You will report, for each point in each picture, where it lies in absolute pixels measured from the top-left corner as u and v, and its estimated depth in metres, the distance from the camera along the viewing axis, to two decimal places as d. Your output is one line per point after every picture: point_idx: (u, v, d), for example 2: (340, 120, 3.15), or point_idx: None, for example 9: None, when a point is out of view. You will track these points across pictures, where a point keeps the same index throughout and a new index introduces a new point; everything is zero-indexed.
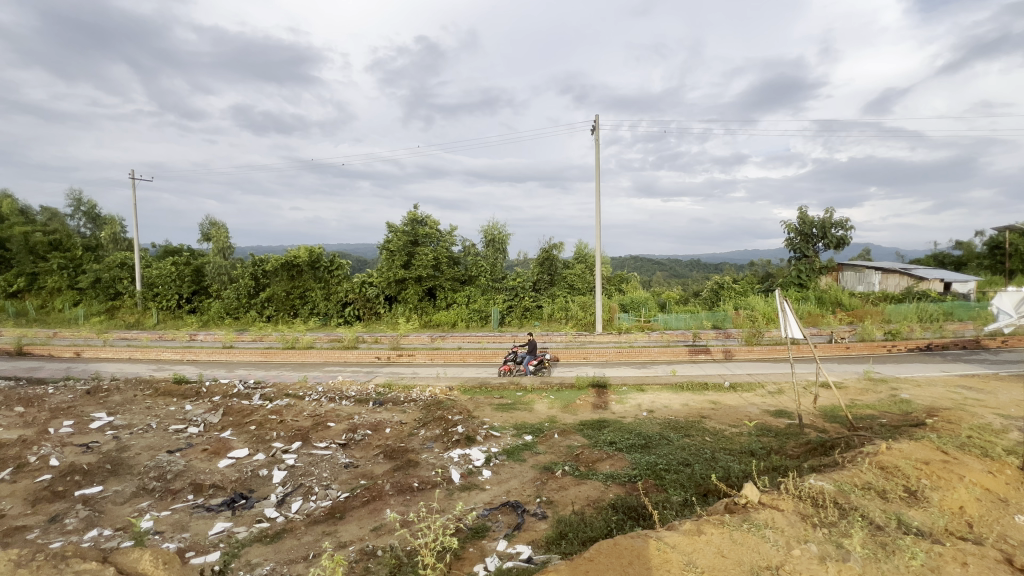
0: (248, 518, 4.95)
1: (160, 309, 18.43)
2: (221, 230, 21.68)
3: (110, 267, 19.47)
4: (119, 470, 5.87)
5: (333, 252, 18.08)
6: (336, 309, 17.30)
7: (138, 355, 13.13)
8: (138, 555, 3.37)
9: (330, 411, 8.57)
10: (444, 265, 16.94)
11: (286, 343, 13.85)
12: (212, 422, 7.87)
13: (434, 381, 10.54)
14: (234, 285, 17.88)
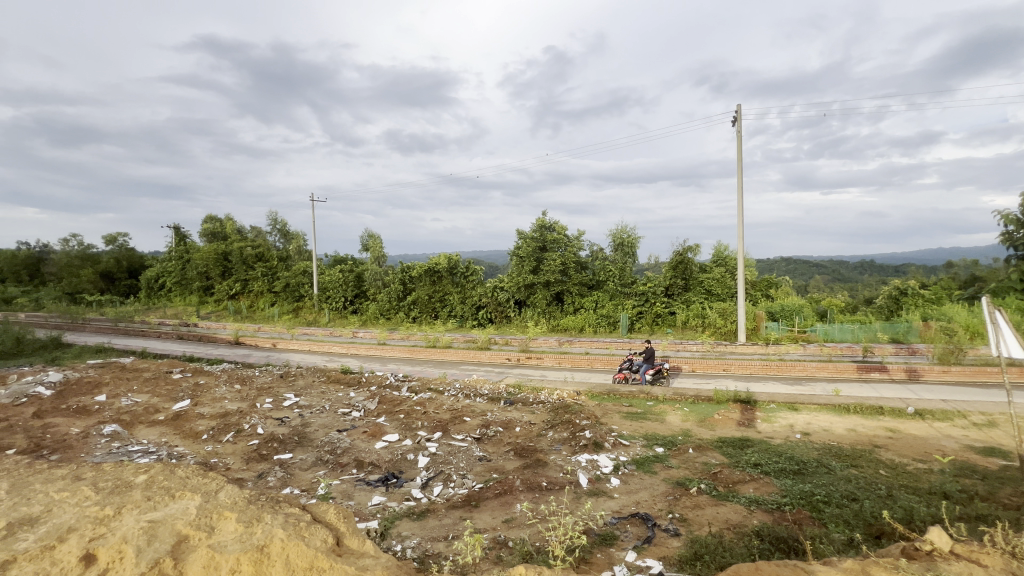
0: (398, 495, 5.61)
1: (331, 310, 21.80)
2: (378, 241, 24.85)
3: (296, 273, 23.67)
4: (304, 442, 7.13)
5: (469, 259, 19.50)
6: (471, 312, 18.51)
7: (315, 347, 15.71)
8: (325, 508, 3.77)
9: (466, 406, 9.27)
10: (571, 270, 17.06)
11: (428, 342, 15.30)
12: (370, 408, 9.09)
13: (561, 385, 10.70)
14: (388, 289, 20.35)
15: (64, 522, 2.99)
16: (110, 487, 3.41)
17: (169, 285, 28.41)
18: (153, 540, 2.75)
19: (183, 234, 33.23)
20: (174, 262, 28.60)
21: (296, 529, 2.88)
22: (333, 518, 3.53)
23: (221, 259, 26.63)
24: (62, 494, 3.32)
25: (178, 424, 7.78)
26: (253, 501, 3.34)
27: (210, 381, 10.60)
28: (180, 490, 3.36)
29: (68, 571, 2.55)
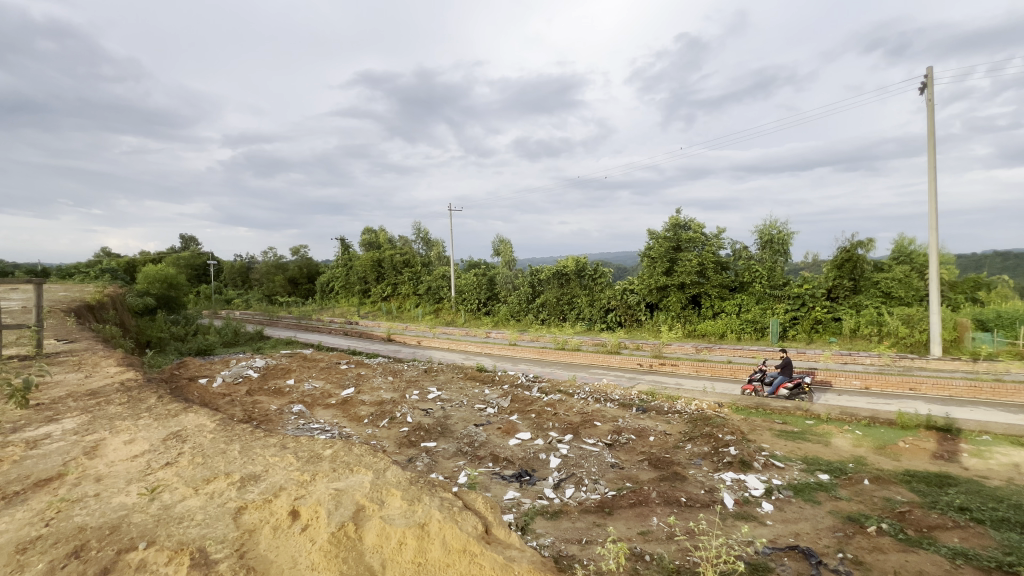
0: (531, 492, 5.77)
1: (467, 311, 23.37)
2: (508, 246, 25.98)
3: (437, 277, 25.94)
4: (445, 433, 7.75)
5: (597, 262, 19.24)
6: (600, 315, 18.23)
7: (453, 346, 17.00)
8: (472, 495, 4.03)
9: (597, 410, 9.15)
10: (710, 271, 15.75)
11: (558, 344, 15.49)
12: (503, 405, 9.51)
13: (700, 395, 9.93)
14: (518, 292, 21.13)
15: (276, 481, 3.31)
16: (307, 456, 3.74)
17: (337, 288, 33.32)
18: (339, 506, 2.99)
19: (347, 244, 38.73)
20: (340, 269, 33.50)
21: (449, 513, 3.06)
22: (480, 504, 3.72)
23: (376, 266, 30.40)
24: (273, 457, 3.68)
25: (345, 408, 9.07)
26: (415, 483, 3.59)
27: (368, 372, 12.17)
28: (356, 465, 3.64)
29: (280, 522, 2.82)
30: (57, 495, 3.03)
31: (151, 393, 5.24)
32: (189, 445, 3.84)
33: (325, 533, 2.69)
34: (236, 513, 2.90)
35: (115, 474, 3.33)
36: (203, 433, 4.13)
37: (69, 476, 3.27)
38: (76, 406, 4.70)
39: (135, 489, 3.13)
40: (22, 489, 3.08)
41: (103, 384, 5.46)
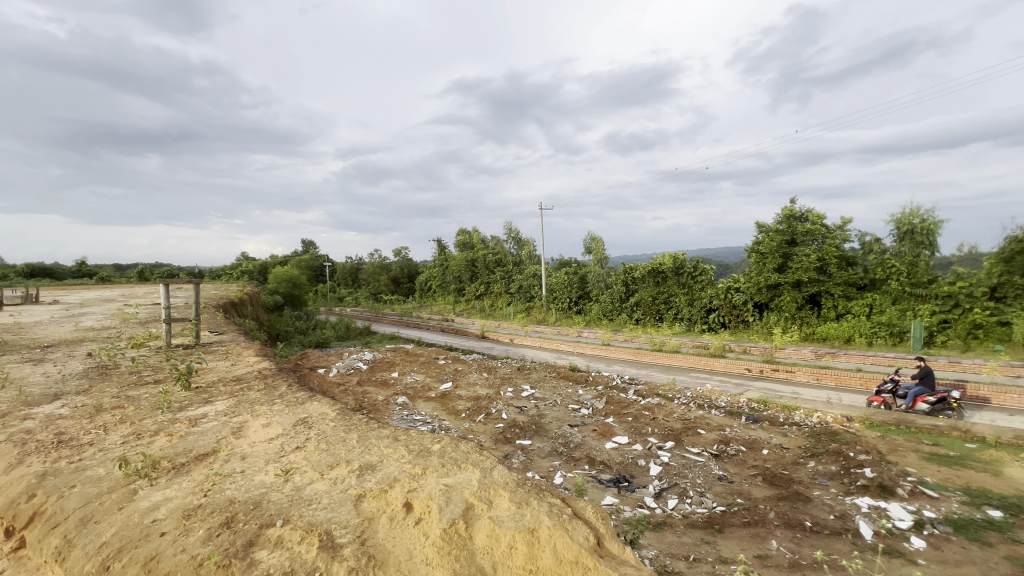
0: (631, 500, 5.52)
1: (558, 310, 23.27)
2: (600, 244, 25.42)
3: (528, 276, 26.17)
4: (540, 431, 7.73)
5: (697, 258, 18.01)
6: (701, 315, 17.05)
7: (545, 344, 17.00)
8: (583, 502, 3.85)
9: (700, 418, 8.53)
10: (833, 267, 13.96)
11: (654, 345, 14.77)
12: (598, 407, 9.26)
13: (824, 406, 8.81)
14: (610, 290, 20.55)
15: (391, 472, 3.49)
16: (417, 449, 3.90)
17: (434, 286, 35.10)
18: (449, 502, 3.07)
19: (443, 245, 40.62)
20: (437, 269, 35.26)
21: (559, 520, 2.99)
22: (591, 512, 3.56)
23: (470, 265, 31.55)
24: (387, 449, 3.89)
25: (444, 402, 9.47)
26: (521, 485, 3.56)
27: (465, 368, 12.60)
28: (464, 462, 3.72)
29: (395, 513, 2.96)
30: (213, 469, 3.48)
31: (281, 381, 5.88)
32: (315, 432, 4.22)
33: (438, 529, 2.77)
34: (357, 500, 3.10)
35: (256, 454, 3.76)
36: (326, 420, 4.52)
37: (221, 452, 3.75)
38: (226, 390, 5.42)
39: (272, 469, 3.49)
40: (187, 461, 3.59)
41: (245, 371, 6.25)
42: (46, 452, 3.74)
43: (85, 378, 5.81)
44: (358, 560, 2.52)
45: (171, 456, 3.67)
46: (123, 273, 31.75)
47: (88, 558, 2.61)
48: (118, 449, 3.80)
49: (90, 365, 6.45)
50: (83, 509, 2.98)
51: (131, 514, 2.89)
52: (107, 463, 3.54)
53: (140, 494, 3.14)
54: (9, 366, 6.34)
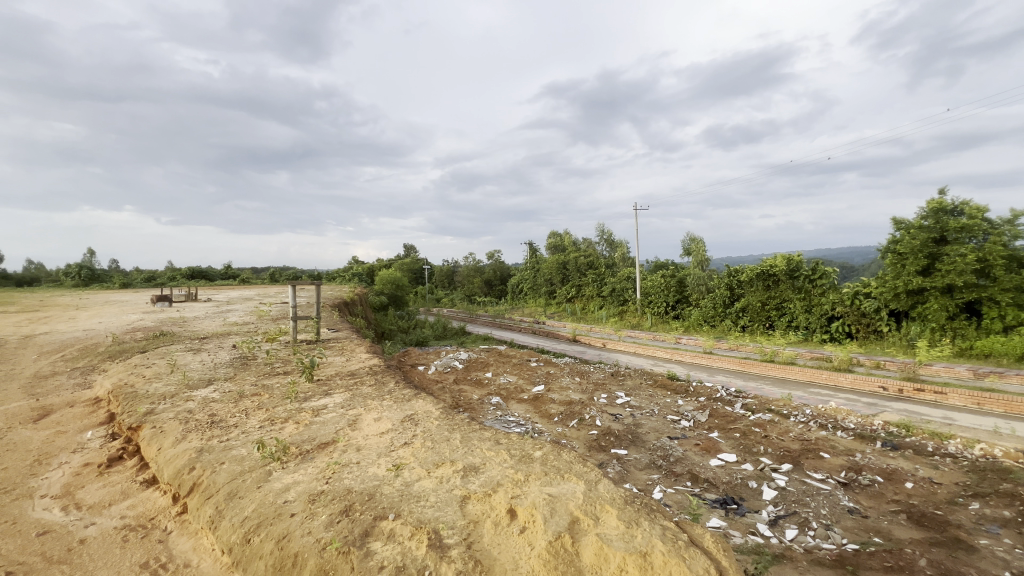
0: (741, 525, 5.01)
1: (653, 315, 22.23)
2: (701, 244, 23.85)
3: (622, 279, 25.39)
4: (636, 442, 7.38)
5: (817, 259, 16.04)
6: (821, 323, 15.17)
7: (640, 350, 16.32)
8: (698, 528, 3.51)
9: (823, 439, 7.54)
10: (998, 270, 11.62)
11: (764, 355, 13.45)
12: (701, 420, 8.63)
13: (989, 437, 7.31)
14: (712, 294, 19.16)
15: (493, 476, 3.52)
16: (519, 455, 3.90)
17: (525, 289, 35.50)
18: (554, 513, 3.02)
19: (535, 248, 40.96)
20: (529, 271, 35.64)
21: (674, 546, 2.77)
22: (710, 542, 3.23)
23: (562, 268, 31.43)
24: (489, 451, 3.94)
25: (537, 405, 9.45)
26: (627, 502, 3.39)
27: (557, 371, 12.50)
28: (567, 471, 3.63)
29: (500, 518, 2.98)
30: (333, 458, 3.79)
31: (389, 378, 6.27)
32: (420, 429, 4.42)
33: (543, 541, 2.73)
34: (462, 501, 3.17)
35: (369, 446, 4.02)
36: (430, 418, 4.72)
37: (339, 443, 4.07)
38: (342, 383, 5.92)
39: (384, 462, 3.71)
40: (311, 448, 3.95)
41: (357, 367, 6.78)
42: (203, 430, 4.36)
43: (231, 367, 6.72)
44: (465, 563, 2.57)
45: (298, 442, 4.06)
46: (259, 275, 36.59)
47: (234, 530, 2.98)
48: (257, 432, 4.31)
49: (234, 356, 7.45)
50: (231, 484, 3.41)
51: (267, 494, 3.24)
52: (248, 445, 4.02)
53: (274, 475, 3.51)
54: (176, 354, 7.56)
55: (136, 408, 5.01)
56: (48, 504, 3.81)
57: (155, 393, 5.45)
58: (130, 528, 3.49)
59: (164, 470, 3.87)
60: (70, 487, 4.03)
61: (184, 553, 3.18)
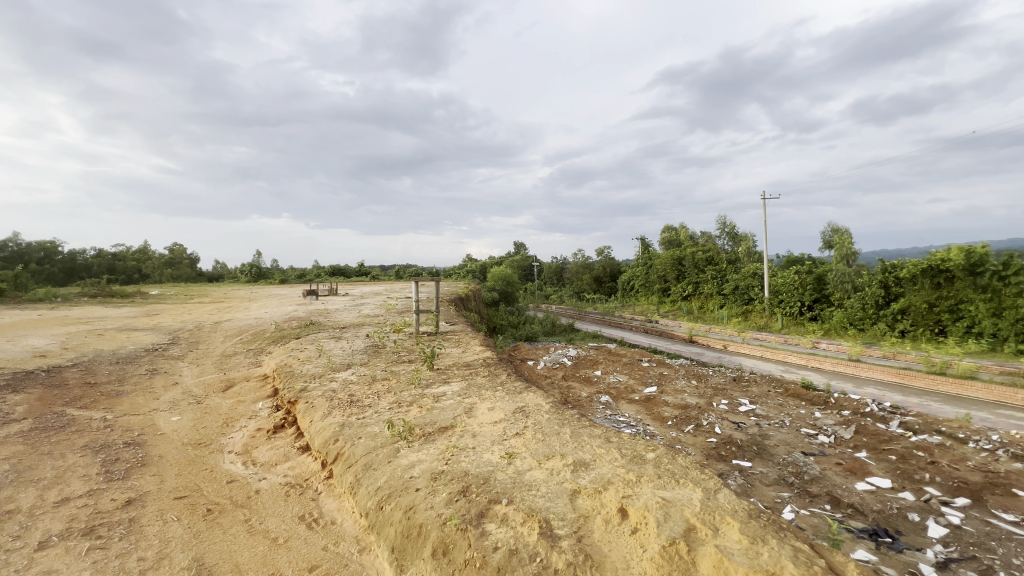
0: (897, 563, 4.29)
1: (784, 315, 19.91)
2: (845, 236, 20.77)
3: (746, 276, 23.21)
4: (763, 454, 6.72)
5: (1011, 250, 12.94)
6: (1016, 330, 12.26)
7: (768, 354, 14.77)
8: (842, 559, 3.09)
9: (1017, 474, 6.09)
10: None
11: (932, 366, 11.27)
12: (844, 436, 7.55)
13: None
14: (861, 294, 16.58)
15: (604, 473, 3.49)
16: (631, 455, 3.80)
17: (637, 286, 34.22)
18: (668, 518, 2.90)
19: (647, 243, 39.24)
20: (641, 268, 34.28)
21: (808, 571, 2.48)
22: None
23: (677, 264, 29.68)
24: (600, 449, 3.90)
25: (649, 406, 9.07)
26: (751, 517, 3.11)
27: (671, 373, 11.86)
28: (682, 477, 3.45)
29: (611, 516, 2.95)
30: (451, 441, 4.07)
31: (501, 370, 6.53)
32: (531, 421, 4.54)
33: (657, 544, 2.65)
34: (572, 495, 3.19)
35: (484, 434, 4.24)
36: (541, 411, 4.82)
37: (457, 428, 4.36)
38: (459, 373, 6.33)
39: (497, 450, 3.89)
40: (433, 431, 4.29)
41: (472, 358, 7.16)
42: (344, 408, 4.98)
43: (365, 353, 7.56)
44: (576, 556, 2.59)
45: (421, 425, 4.44)
46: (387, 272, 40.49)
47: (370, 496, 3.38)
48: (388, 413, 4.81)
49: (367, 344, 8.36)
50: (367, 457, 3.86)
51: (396, 468, 3.60)
52: (380, 423, 4.51)
53: (402, 452, 3.88)
54: (323, 341, 8.73)
55: (294, 385, 5.91)
56: (234, 459, 4.69)
57: (308, 373, 6.37)
58: (291, 485, 4.15)
59: (314, 439, 4.51)
60: (248, 447, 4.91)
61: (331, 512, 3.69)
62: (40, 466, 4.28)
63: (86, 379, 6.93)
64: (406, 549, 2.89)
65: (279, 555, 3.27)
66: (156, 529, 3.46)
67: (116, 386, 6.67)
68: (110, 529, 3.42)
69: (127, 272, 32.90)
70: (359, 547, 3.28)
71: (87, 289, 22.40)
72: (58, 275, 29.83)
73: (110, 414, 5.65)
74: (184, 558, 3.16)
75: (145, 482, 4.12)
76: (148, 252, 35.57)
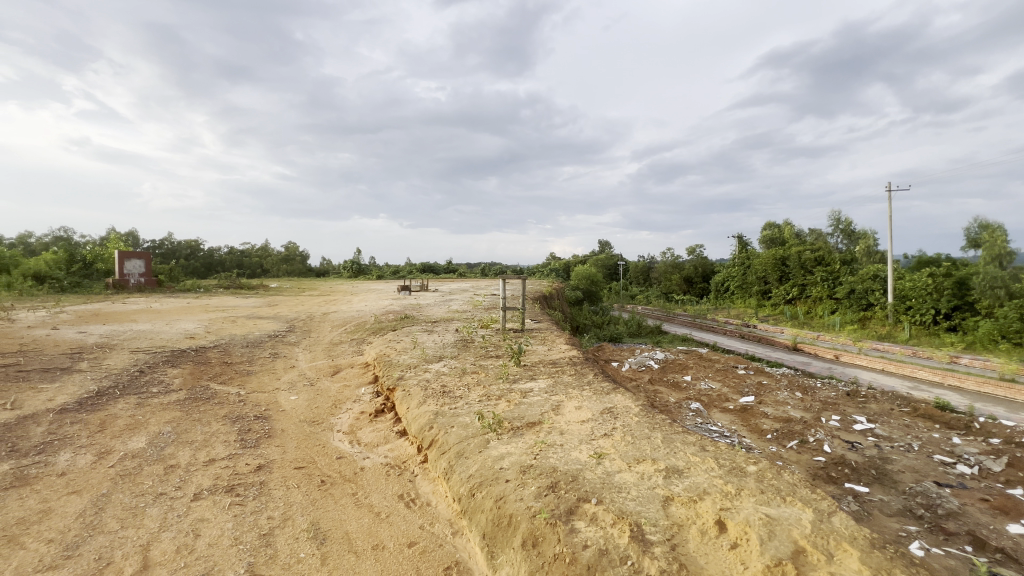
0: None
1: (913, 324, 17.37)
2: (997, 233, 17.62)
3: (864, 279, 20.63)
4: (883, 480, 5.94)
5: None
6: None
7: (891, 368, 13.01)
8: None
9: None
10: None
11: None
12: (992, 469, 6.42)
13: None
14: (1017, 301, 13.95)
15: (699, 482, 3.33)
16: (729, 466, 3.58)
17: (732, 288, 31.90)
18: (773, 537, 2.69)
19: (745, 242, 36.41)
20: (737, 268, 31.91)
21: None
22: None
23: (780, 264, 27.17)
24: (695, 457, 3.73)
25: (745, 417, 8.43)
26: (873, 547, 2.78)
27: (772, 383, 10.90)
28: (789, 494, 3.18)
29: (707, 528, 2.81)
30: (540, 437, 4.13)
31: (588, 370, 6.48)
32: (620, 423, 4.45)
33: (760, 563, 2.48)
34: (665, 501, 3.09)
35: (571, 432, 4.25)
36: (630, 414, 4.71)
37: (545, 424, 4.41)
38: (545, 371, 6.39)
39: (586, 449, 3.87)
40: (521, 425, 4.38)
41: (558, 356, 7.19)
42: (437, 397, 5.26)
43: (455, 347, 7.92)
44: (669, 564, 2.51)
45: (510, 418, 4.56)
46: (473, 270, 41.85)
47: (464, 483, 3.55)
48: (478, 405, 4.99)
49: (457, 338, 8.74)
50: (460, 445, 4.05)
51: (487, 458, 3.74)
52: (471, 414, 4.70)
53: (491, 443, 4.02)
54: (416, 334, 9.28)
55: (393, 373, 6.36)
56: (342, 437, 5.17)
57: (404, 363, 6.82)
58: (391, 465, 4.49)
59: (411, 424, 4.82)
60: (354, 427, 5.39)
61: (426, 494, 3.94)
62: (193, 430, 5.08)
63: (225, 358, 8.07)
64: (498, 537, 3.01)
65: (381, 528, 3.55)
66: (281, 493, 3.94)
67: (247, 366, 7.68)
68: (246, 489, 3.96)
69: (252, 267, 37.55)
70: (452, 530, 3.46)
71: (223, 281, 25.90)
72: (200, 269, 35.13)
73: (243, 390, 6.52)
74: (304, 521, 3.56)
75: (271, 451, 4.70)
76: (269, 250, 40.24)
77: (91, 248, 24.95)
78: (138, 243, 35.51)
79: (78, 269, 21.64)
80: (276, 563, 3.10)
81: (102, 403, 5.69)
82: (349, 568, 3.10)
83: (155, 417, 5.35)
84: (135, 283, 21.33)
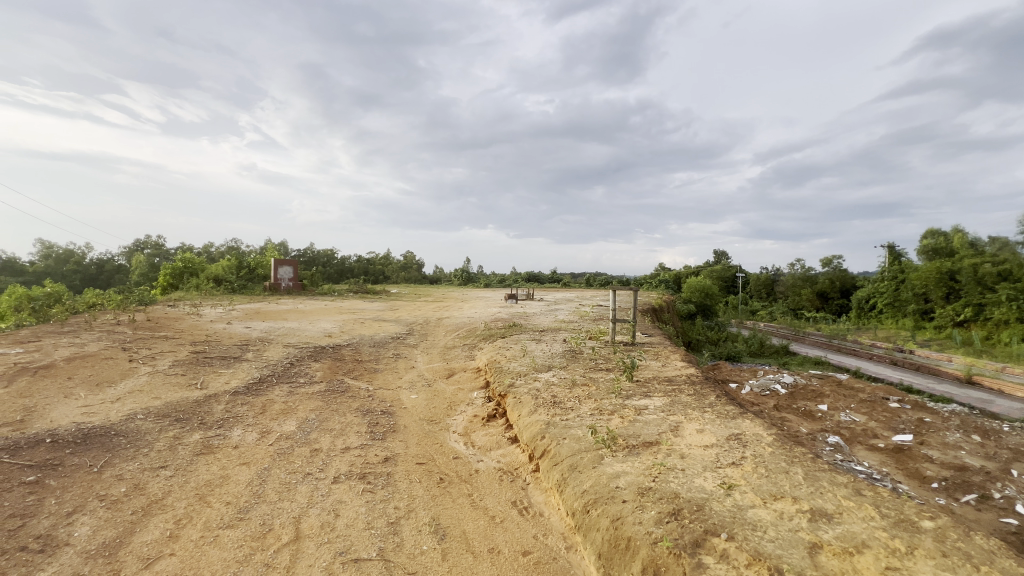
0: None
1: None
2: None
3: None
4: None
5: None
6: None
7: None
8: None
9: None
10: None
11: None
12: None
13: None
14: None
15: (856, 532, 2.89)
16: (895, 518, 3.04)
17: (880, 306, 27.48)
18: None
19: (899, 253, 31.20)
20: (887, 283, 27.44)
21: None
22: None
23: (946, 279, 22.79)
24: (848, 501, 3.24)
25: (901, 459, 7.13)
26: None
27: (938, 421, 9.09)
28: (982, 563, 2.60)
29: None
30: (659, 459, 3.92)
31: (709, 390, 6.01)
32: (751, 452, 4.05)
33: None
34: (813, 548, 2.72)
35: (694, 457, 3.97)
36: (762, 443, 4.25)
37: (664, 446, 4.18)
38: (660, 388, 6.06)
39: (711, 477, 3.58)
40: (637, 444, 4.21)
41: (674, 374, 6.78)
42: (549, 407, 5.28)
43: (564, 357, 7.91)
44: None
45: (625, 435, 4.40)
46: (578, 280, 41.56)
47: (579, 498, 3.50)
48: (590, 419, 4.90)
49: (565, 349, 8.71)
50: (573, 458, 4.01)
51: (602, 475, 3.64)
52: (584, 428, 4.62)
53: (606, 460, 3.92)
54: (525, 342, 9.44)
55: (504, 380, 6.55)
56: (457, 438, 5.44)
57: (514, 370, 6.97)
58: (503, 471, 4.61)
59: (523, 432, 4.89)
60: (468, 429, 5.64)
61: (540, 505, 3.95)
62: (332, 419, 5.73)
63: (356, 356, 9.02)
64: (614, 560, 2.92)
65: (496, 532, 3.64)
66: (405, 485, 4.25)
67: (374, 364, 8.49)
68: (376, 478, 4.35)
69: (376, 274, 41.52)
70: (566, 545, 3.42)
71: (352, 287, 28.99)
72: (333, 275, 39.76)
73: (372, 386, 7.22)
74: (426, 515, 3.79)
75: (396, 445, 5.10)
76: (391, 259, 44.22)
77: (254, 256, 29.61)
78: (288, 252, 41.38)
79: (244, 273, 25.85)
80: (403, 552, 3.33)
81: (264, 388, 6.71)
82: (467, 567, 3.22)
83: (303, 404, 6.14)
84: (285, 287, 24.79)
